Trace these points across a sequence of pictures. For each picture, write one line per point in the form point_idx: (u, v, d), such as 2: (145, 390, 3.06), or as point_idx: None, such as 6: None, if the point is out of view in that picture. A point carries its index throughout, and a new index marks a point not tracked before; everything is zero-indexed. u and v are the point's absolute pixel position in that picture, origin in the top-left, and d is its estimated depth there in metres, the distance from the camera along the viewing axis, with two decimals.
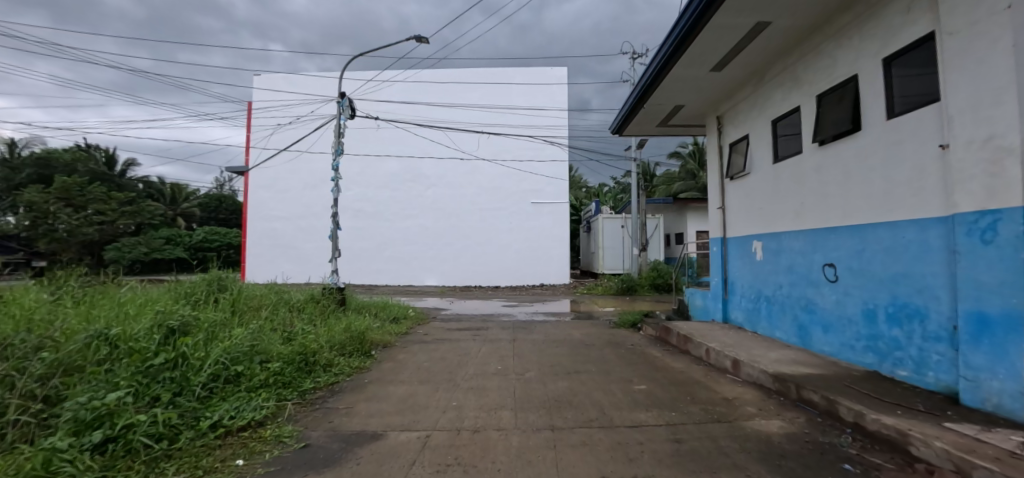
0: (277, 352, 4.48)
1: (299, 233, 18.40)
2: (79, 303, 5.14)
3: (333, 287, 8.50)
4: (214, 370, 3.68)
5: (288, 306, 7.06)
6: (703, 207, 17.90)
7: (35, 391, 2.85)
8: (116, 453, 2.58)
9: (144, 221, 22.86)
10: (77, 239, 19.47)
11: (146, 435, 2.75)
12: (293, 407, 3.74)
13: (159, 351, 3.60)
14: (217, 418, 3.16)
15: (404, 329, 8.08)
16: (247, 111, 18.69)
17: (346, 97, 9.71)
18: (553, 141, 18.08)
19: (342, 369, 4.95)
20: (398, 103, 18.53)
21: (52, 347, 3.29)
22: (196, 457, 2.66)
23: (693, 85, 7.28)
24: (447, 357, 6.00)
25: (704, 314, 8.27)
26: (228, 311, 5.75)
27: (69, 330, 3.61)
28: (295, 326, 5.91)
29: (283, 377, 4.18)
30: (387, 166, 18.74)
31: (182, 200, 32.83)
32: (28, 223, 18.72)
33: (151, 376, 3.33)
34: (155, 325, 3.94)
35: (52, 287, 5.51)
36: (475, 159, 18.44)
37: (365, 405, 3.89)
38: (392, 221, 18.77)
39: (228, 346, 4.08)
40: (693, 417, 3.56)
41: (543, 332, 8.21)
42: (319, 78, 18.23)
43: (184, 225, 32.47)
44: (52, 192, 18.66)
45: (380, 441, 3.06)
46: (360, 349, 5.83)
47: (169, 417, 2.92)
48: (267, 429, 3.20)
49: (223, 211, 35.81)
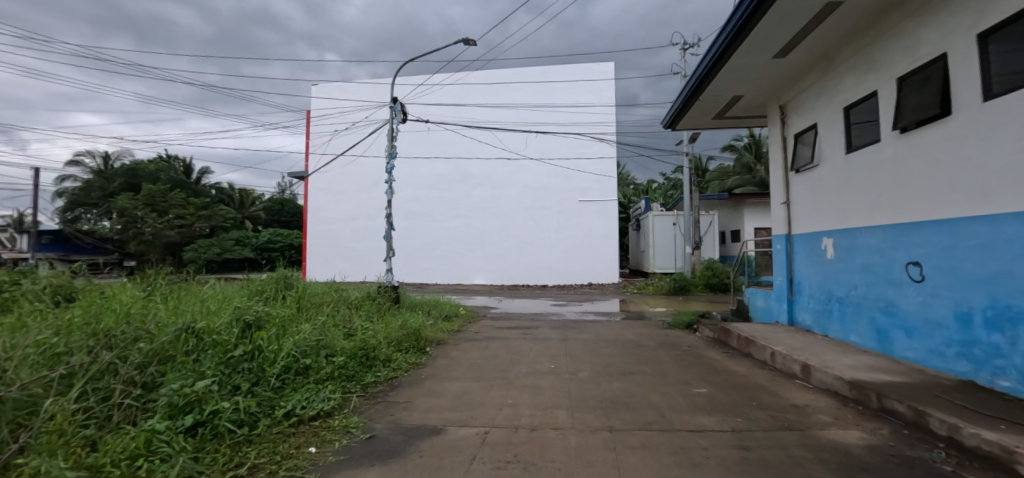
0: (340, 346, 4.71)
1: (354, 234, 19.23)
2: (167, 298, 5.68)
3: (388, 285, 8.83)
4: (286, 362, 3.94)
5: (347, 303, 7.41)
6: (761, 203, 16.92)
7: (136, 378, 3.13)
8: (205, 436, 2.80)
9: (218, 225, 24.55)
10: (161, 240, 21.90)
11: (231, 420, 2.98)
12: (357, 399, 3.92)
13: (238, 343, 3.88)
14: (290, 407, 3.36)
15: (455, 327, 8.26)
16: (306, 119, 19.79)
17: (398, 102, 10.00)
18: (602, 138, 17.78)
19: (401, 365, 5.14)
20: (445, 106, 18.94)
21: (149, 337, 3.60)
22: (274, 443, 2.85)
23: (753, 74, 6.90)
24: (499, 355, 6.08)
25: (767, 315, 7.84)
26: (295, 307, 6.15)
27: (161, 323, 3.96)
28: (355, 322, 6.19)
29: (347, 371, 4.39)
30: (436, 167, 19.19)
31: (249, 203, 35.35)
32: (121, 227, 21.44)
33: (232, 366, 3.59)
34: (234, 319, 4.25)
35: (144, 284, 6.13)
36: (522, 158, 18.48)
37: (423, 399, 4.01)
38: (441, 221, 19.20)
39: (298, 340, 4.35)
40: (759, 424, 3.37)
41: (593, 332, 8.10)
42: (372, 84, 18.96)
43: (251, 227, 34.98)
44: (140, 200, 21.06)
45: (440, 435, 3.14)
46: (415, 346, 6.01)
47: (248, 405, 3.14)
48: (336, 419, 3.38)
49: (286, 213, 38.00)
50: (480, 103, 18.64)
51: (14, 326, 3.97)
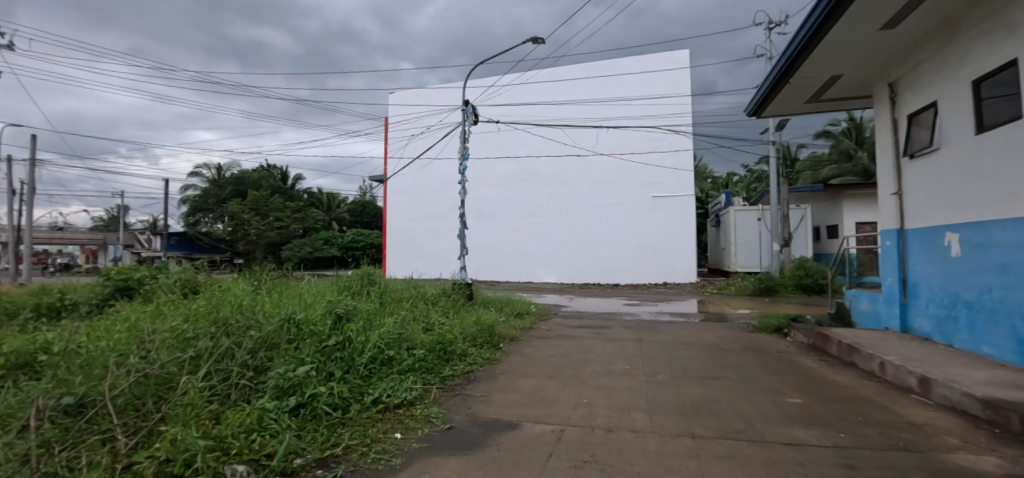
0: (420, 340, 4.95)
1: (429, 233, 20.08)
2: (271, 292, 6.32)
3: (462, 282, 9.11)
4: (373, 353, 4.22)
5: (425, 299, 7.77)
6: (864, 194, 15.12)
7: (249, 362, 3.52)
8: (306, 416, 3.08)
9: (310, 227, 26.81)
10: (264, 241, 24.68)
11: (327, 403, 3.25)
12: (436, 391, 4.09)
13: (332, 334, 4.22)
14: (377, 395, 3.60)
15: (527, 324, 8.32)
16: (385, 125, 20.98)
17: (470, 104, 10.26)
18: (676, 130, 16.97)
19: (476, 359, 5.28)
20: (515, 106, 19.13)
21: (258, 325, 4.03)
22: (365, 427, 3.08)
23: (856, 50, 6.19)
24: (572, 354, 6.03)
25: (873, 321, 7.01)
26: (378, 302, 6.57)
27: (268, 314, 4.42)
28: (432, 317, 6.47)
29: (426, 363, 4.60)
30: (506, 166, 19.45)
31: (336, 206, 38.27)
32: (232, 229, 24.53)
33: (327, 354, 3.92)
34: (327, 312, 4.63)
35: (252, 279, 6.87)
36: (593, 155, 18.15)
37: (498, 394, 4.09)
38: (511, 220, 19.44)
39: (382, 332, 4.64)
40: (867, 442, 3.03)
41: (670, 333, 7.76)
42: (444, 89, 19.66)
43: (338, 228, 37.83)
44: (247, 205, 24.28)
45: (516, 430, 3.18)
46: (489, 342, 6.14)
47: (341, 390, 3.40)
48: (418, 408, 3.56)
49: (367, 215, 40.61)
50: (549, 100, 18.61)
51: (154, 313, 4.62)
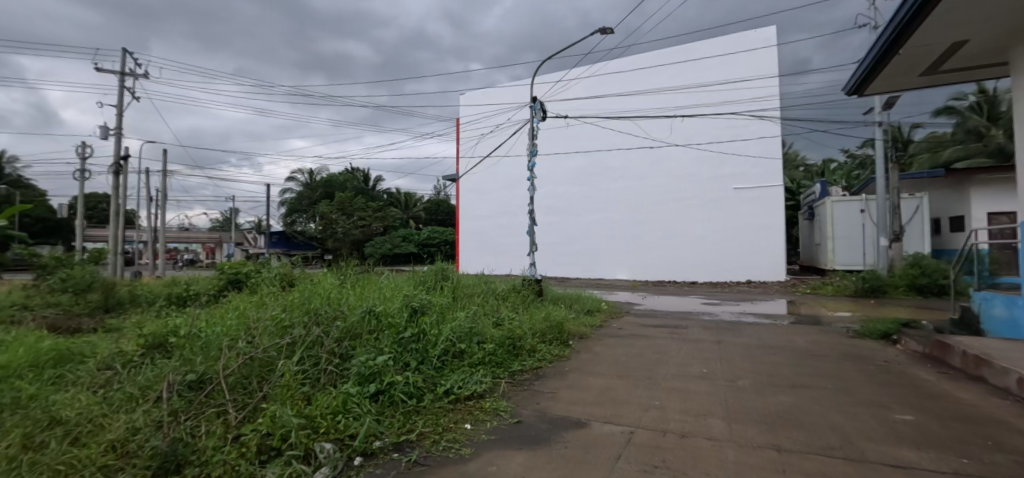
0: (490, 334, 5.07)
1: (500, 230, 20.44)
2: (355, 286, 6.81)
3: (531, 278, 9.18)
4: (445, 346, 4.39)
5: (495, 294, 7.93)
6: (999, 179, 12.94)
7: (335, 349, 3.81)
8: (385, 402, 3.29)
9: (390, 225, 28.46)
10: (349, 238, 26.76)
11: (403, 391, 3.43)
12: (505, 385, 4.17)
13: (408, 326, 4.46)
14: (449, 386, 3.74)
15: (598, 322, 8.18)
16: (457, 126, 21.63)
17: (538, 100, 10.26)
18: (761, 116, 15.69)
19: (545, 356, 5.29)
20: (584, 100, 18.81)
21: (343, 316, 4.36)
22: (437, 416, 3.22)
23: (985, 10, 5.29)
24: (645, 353, 5.83)
25: (1010, 328, 6.00)
26: (451, 296, 6.83)
27: (351, 306, 4.76)
28: (502, 312, 6.59)
29: (496, 358, 4.69)
30: (576, 161, 19.23)
31: (413, 204, 40.25)
32: (322, 228, 26.88)
33: (403, 345, 4.14)
34: (404, 305, 4.89)
35: (338, 273, 7.45)
36: (667, 146, 17.36)
37: (567, 392, 4.07)
38: (582, 216, 19.19)
39: (454, 326, 4.81)
40: (997, 471, 2.60)
41: (754, 336, 7.23)
42: (513, 87, 19.83)
43: (415, 226, 39.76)
44: (334, 206, 26.51)
45: (585, 429, 3.15)
46: (559, 338, 6.12)
47: (416, 380, 3.58)
48: (487, 401, 3.64)
49: (442, 213, 42.26)
50: (619, 92, 18.06)
51: (258, 304, 5.18)
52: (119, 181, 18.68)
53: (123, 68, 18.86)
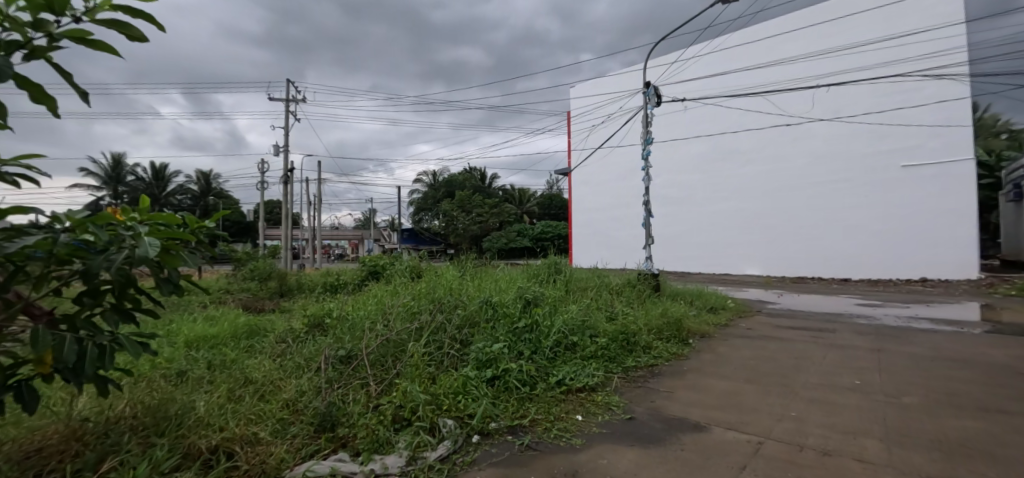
0: (603, 328, 5.00)
1: (615, 223, 19.90)
2: (474, 278, 7.26)
3: (647, 272, 8.82)
4: (557, 337, 4.45)
5: (609, 288, 7.80)
6: None
7: (457, 335, 4.14)
8: (500, 386, 3.48)
9: (505, 220, 29.57)
10: (469, 234, 28.50)
11: (518, 378, 3.59)
12: (618, 380, 4.10)
13: (522, 316, 4.63)
14: (561, 377, 3.80)
15: (722, 320, 7.54)
16: (568, 119, 21.55)
17: (652, 85, 9.75)
18: (938, 76, 12.87)
19: (662, 353, 5.04)
20: (704, 79, 17.33)
21: (463, 305, 4.69)
22: (549, 405, 3.30)
23: None
24: (779, 357, 5.23)
25: None
26: (564, 289, 6.90)
27: (471, 296, 5.10)
28: (616, 306, 6.45)
29: (609, 352, 4.62)
30: (696, 147, 17.86)
31: (526, 200, 41.25)
32: (445, 224, 29.02)
33: (518, 335, 4.33)
34: (518, 296, 5.09)
35: (459, 266, 8.02)
36: (808, 122, 15.21)
37: (685, 392, 3.86)
38: (705, 205, 17.77)
39: (567, 318, 4.85)
40: None
41: (929, 344, 6.00)
42: (625, 74, 19.08)
43: (529, 221, 40.72)
44: (455, 204, 28.43)
45: (704, 433, 2.96)
46: (677, 336, 5.79)
47: (529, 368, 3.71)
48: (599, 395, 3.63)
49: (554, 207, 42.60)
50: (747, 66, 16.27)
51: (392, 292, 5.83)
52: (287, 190, 22.42)
53: (288, 95, 22.55)
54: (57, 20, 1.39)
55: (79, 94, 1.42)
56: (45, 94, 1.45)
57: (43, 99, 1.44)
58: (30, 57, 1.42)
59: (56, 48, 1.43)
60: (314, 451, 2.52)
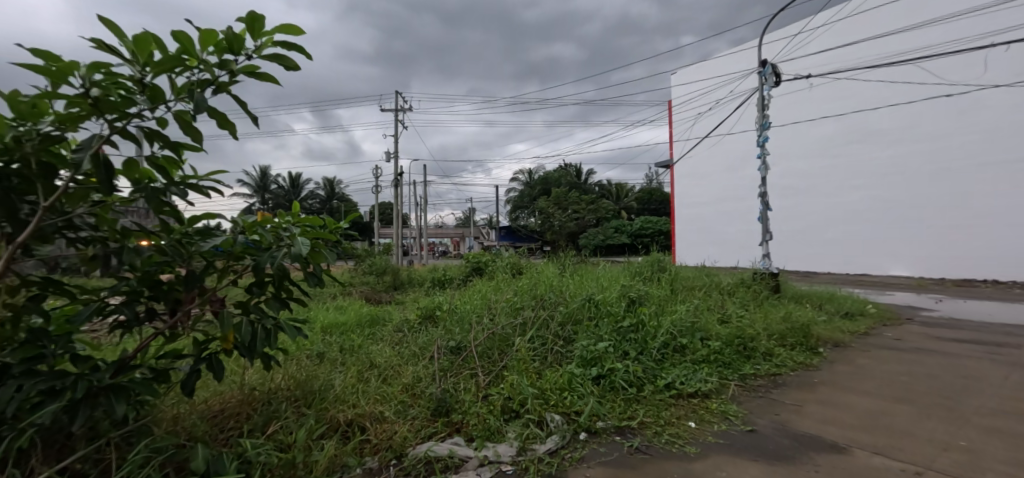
0: (715, 331, 4.67)
1: (725, 217, 18.37)
2: (573, 275, 7.23)
3: (765, 272, 8.01)
4: (665, 339, 4.24)
5: (719, 288, 7.24)
6: None
7: (560, 332, 4.16)
8: (606, 386, 3.42)
9: (602, 216, 28.94)
10: (565, 230, 28.41)
11: (624, 379, 3.49)
12: (735, 388, 3.78)
13: (626, 316, 4.50)
14: (671, 380, 3.61)
15: (861, 328, 6.55)
16: (670, 108, 20.41)
17: (768, 63, 8.81)
18: None
19: (786, 362, 4.53)
20: (834, 50, 15.21)
21: (565, 302, 4.70)
22: (658, 409, 3.16)
23: None
24: (940, 375, 4.41)
25: None
26: (670, 289, 6.56)
27: (573, 294, 5.10)
28: (729, 308, 5.96)
29: (723, 357, 4.28)
30: (824, 129, 15.74)
31: (624, 195, 39.88)
32: (541, 222, 29.27)
33: (622, 334, 4.21)
34: (622, 295, 4.96)
35: (558, 263, 8.05)
36: (977, 90, 12.60)
37: (816, 407, 3.44)
38: (835, 196, 15.58)
39: (674, 319, 4.61)
40: None
41: None
42: (735, 54, 17.49)
43: (627, 217, 39.34)
44: (551, 201, 28.51)
45: (844, 456, 2.61)
46: (804, 344, 5.16)
47: (635, 369, 3.60)
48: (714, 402, 3.38)
49: (654, 202, 40.55)
50: (890, 30, 13.95)
51: (495, 288, 6.05)
52: (398, 193, 24.43)
53: (398, 106, 24.52)
54: (236, 59, 1.68)
55: (252, 119, 1.70)
56: (228, 121, 1.76)
57: (227, 124, 1.76)
58: (217, 92, 1.73)
59: (234, 83, 1.72)
60: (432, 433, 2.72)
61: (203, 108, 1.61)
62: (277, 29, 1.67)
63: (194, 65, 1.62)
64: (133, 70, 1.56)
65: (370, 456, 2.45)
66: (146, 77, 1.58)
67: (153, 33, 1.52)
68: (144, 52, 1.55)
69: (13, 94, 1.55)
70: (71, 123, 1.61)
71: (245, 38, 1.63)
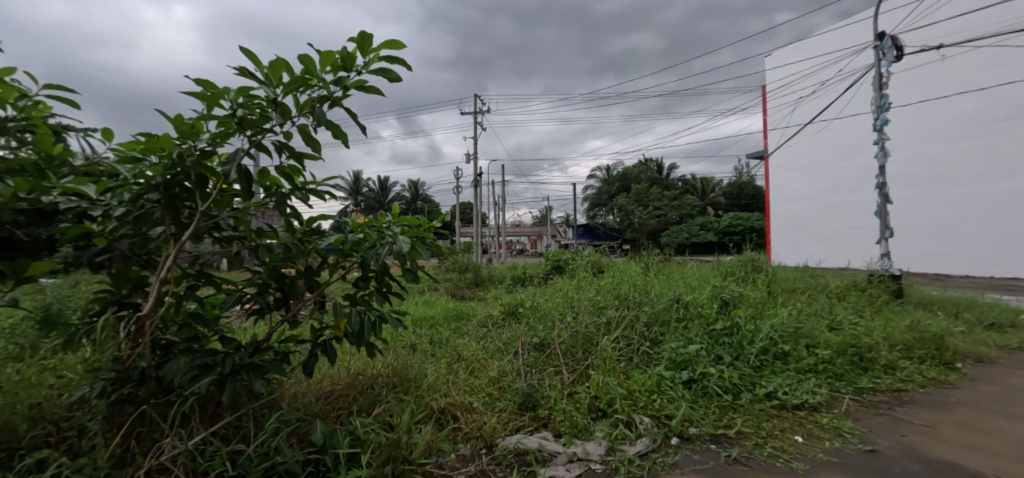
0: (824, 339, 4.22)
1: (832, 213, 16.50)
2: (658, 274, 6.94)
3: (884, 274, 7.06)
4: (764, 344, 3.92)
5: (827, 291, 6.52)
6: None
7: (646, 333, 4.04)
8: (698, 391, 3.26)
9: (687, 213, 27.46)
10: (646, 228, 27.37)
11: (718, 385, 3.30)
12: (850, 402, 3.39)
13: (719, 318, 4.23)
14: (772, 389, 3.34)
15: (1014, 342, 5.52)
16: (765, 95, 18.77)
17: (887, 36, 7.74)
18: None
19: (913, 376, 3.97)
20: (973, 14, 12.96)
21: (651, 302, 4.56)
22: (758, 419, 2.94)
23: None
24: None
25: None
26: (767, 291, 6.04)
27: (659, 294, 4.91)
28: (840, 313, 5.35)
29: (834, 367, 3.86)
30: (960, 106, 13.34)
31: (711, 190, 37.40)
32: (621, 219, 28.49)
33: (715, 338, 3.98)
34: (714, 296, 4.67)
35: (641, 262, 7.77)
36: None
37: (954, 431, 2.98)
38: (975, 186, 13.16)
39: (775, 324, 4.25)
40: None
41: None
42: (844, 29, 15.62)
43: (714, 213, 36.89)
44: (631, 198, 27.58)
45: None
46: (937, 357, 4.47)
47: (731, 375, 3.37)
48: (824, 417, 3.07)
49: (745, 196, 37.54)
50: None
51: (577, 286, 6.00)
52: (477, 193, 25.17)
53: (477, 110, 25.18)
54: (349, 75, 1.85)
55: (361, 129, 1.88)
56: (341, 131, 1.96)
57: (340, 134, 1.96)
58: (333, 106, 1.92)
59: (346, 97, 1.91)
60: (520, 427, 2.79)
61: (323, 121, 1.80)
62: (383, 46, 1.82)
63: (315, 83, 1.82)
64: (268, 92, 1.79)
65: (462, 444, 2.57)
66: (278, 97, 1.81)
67: (283, 58, 1.74)
68: (276, 76, 1.77)
69: (178, 118, 1.85)
70: (221, 140, 1.89)
71: (356, 56, 1.79)
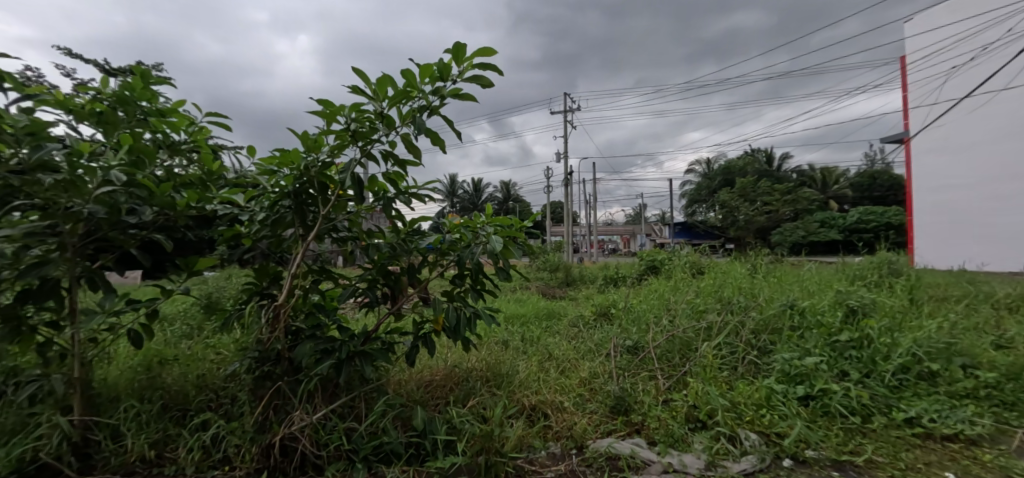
0: (988, 358, 3.50)
1: (1000, 206, 13.60)
2: (768, 277, 6.31)
3: None
4: (905, 361, 3.35)
5: (992, 300, 5.40)
6: None
7: (753, 341, 3.70)
8: (816, 409, 2.91)
9: (803, 208, 24.61)
10: (754, 226, 25.00)
11: (843, 404, 2.91)
12: None
13: (844, 328, 3.72)
14: (914, 414, 2.86)
15: None
16: (904, 69, 16.07)
17: None
18: None
19: None
20: None
21: (760, 308, 4.16)
22: (895, 447, 2.54)
23: None
24: None
25: None
26: (908, 297, 5.17)
27: (770, 298, 4.46)
28: (1011, 327, 4.40)
29: (1003, 394, 3.16)
30: None
31: (834, 182, 33.01)
32: (724, 217, 26.39)
33: (839, 350, 3.51)
34: (837, 303, 4.12)
35: (748, 263, 7.12)
36: None
37: None
38: None
39: (918, 338, 3.63)
40: None
41: None
42: None
43: (838, 208, 32.53)
44: (735, 193, 25.09)
45: None
46: None
47: (860, 395, 2.96)
48: (987, 453, 2.55)
49: (879, 188, 32.51)
50: None
51: (674, 288, 5.69)
52: (568, 192, 25.01)
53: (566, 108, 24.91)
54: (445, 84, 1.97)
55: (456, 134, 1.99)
56: (439, 138, 2.09)
57: (439, 141, 2.09)
58: (431, 114, 2.06)
59: (443, 105, 2.03)
60: (611, 430, 2.74)
61: (423, 130, 1.94)
62: (476, 54, 1.90)
63: (416, 95, 1.96)
64: (376, 105, 1.97)
65: (553, 442, 2.60)
66: (384, 110, 1.98)
67: (388, 74, 1.90)
68: (383, 90, 1.95)
69: (304, 134, 2.11)
70: (338, 152, 2.13)
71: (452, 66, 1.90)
